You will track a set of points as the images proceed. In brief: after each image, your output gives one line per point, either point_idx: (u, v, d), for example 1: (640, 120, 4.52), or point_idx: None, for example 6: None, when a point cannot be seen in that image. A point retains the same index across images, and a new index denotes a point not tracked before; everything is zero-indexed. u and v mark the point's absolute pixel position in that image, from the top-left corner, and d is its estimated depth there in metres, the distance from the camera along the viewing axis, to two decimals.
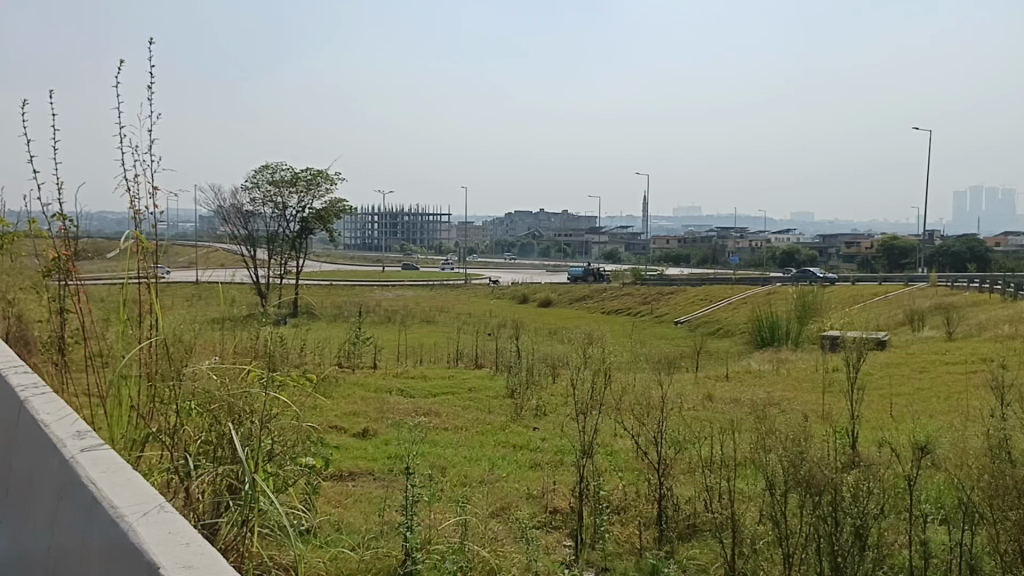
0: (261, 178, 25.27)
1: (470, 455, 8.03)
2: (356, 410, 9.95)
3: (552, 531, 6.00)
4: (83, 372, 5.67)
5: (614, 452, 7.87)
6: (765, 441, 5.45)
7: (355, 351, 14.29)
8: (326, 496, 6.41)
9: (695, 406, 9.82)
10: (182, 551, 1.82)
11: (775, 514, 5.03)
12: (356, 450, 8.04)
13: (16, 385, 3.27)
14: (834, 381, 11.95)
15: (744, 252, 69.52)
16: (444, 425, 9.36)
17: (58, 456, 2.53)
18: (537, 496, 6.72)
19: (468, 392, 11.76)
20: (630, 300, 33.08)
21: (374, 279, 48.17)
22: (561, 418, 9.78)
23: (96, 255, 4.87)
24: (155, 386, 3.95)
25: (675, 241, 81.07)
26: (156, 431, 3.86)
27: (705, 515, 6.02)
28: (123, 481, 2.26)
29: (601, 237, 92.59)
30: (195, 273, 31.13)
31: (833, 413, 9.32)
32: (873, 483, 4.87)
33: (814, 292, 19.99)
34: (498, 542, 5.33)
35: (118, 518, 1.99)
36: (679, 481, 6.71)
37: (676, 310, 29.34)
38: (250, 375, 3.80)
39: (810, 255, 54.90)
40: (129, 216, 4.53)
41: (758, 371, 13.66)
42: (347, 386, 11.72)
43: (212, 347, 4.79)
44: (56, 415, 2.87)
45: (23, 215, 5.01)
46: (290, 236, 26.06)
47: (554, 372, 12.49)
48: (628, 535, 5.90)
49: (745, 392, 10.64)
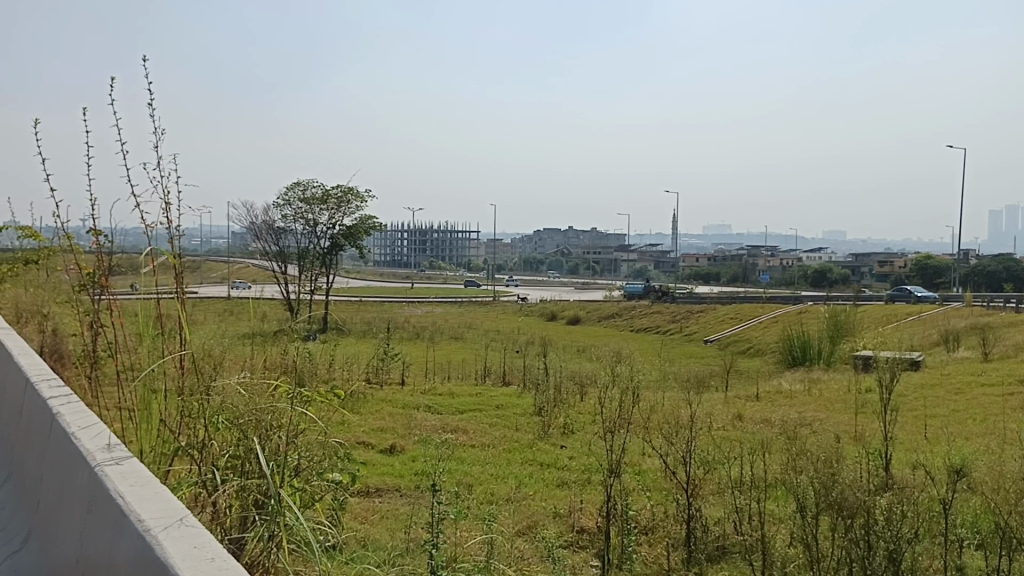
0: (293, 196, 25.63)
1: (496, 472, 8.01)
2: (383, 426, 9.98)
3: (579, 551, 5.95)
4: (115, 385, 5.73)
5: (642, 472, 7.80)
6: (796, 462, 5.39)
7: (383, 367, 14.37)
8: (353, 511, 6.41)
9: (724, 426, 9.72)
10: (206, 565, 1.81)
11: (806, 537, 4.96)
12: (383, 466, 8.05)
13: (49, 397, 3.31)
14: (867, 402, 11.77)
15: (775, 271, 68.95)
16: (471, 442, 9.35)
17: (87, 468, 2.55)
18: (564, 515, 6.67)
19: (496, 409, 11.75)
20: (659, 318, 32.91)
21: (404, 296, 48.47)
22: (589, 436, 9.73)
23: (127, 271, 4.92)
24: (183, 399, 3.98)
25: (704, 259, 80.60)
26: (185, 444, 3.88)
27: (735, 537, 5.94)
28: (150, 495, 2.27)
29: (631, 256, 92.33)
30: (227, 289, 31.47)
31: (865, 435, 9.18)
32: (908, 507, 4.76)
33: (846, 311, 19.76)
34: (525, 561, 5.30)
35: (144, 532, 2.00)
36: (708, 502, 6.63)
37: (706, 328, 29.12)
38: (278, 390, 3.81)
39: (842, 273, 54.31)
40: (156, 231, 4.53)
41: (789, 390, 13.50)
42: (375, 402, 11.76)
43: (242, 361, 4.81)
44: (87, 429, 2.90)
45: (60, 230, 5.07)
46: (320, 252, 26.28)
47: (582, 391, 12.45)
48: (656, 555, 5.83)
49: (776, 413, 10.51)
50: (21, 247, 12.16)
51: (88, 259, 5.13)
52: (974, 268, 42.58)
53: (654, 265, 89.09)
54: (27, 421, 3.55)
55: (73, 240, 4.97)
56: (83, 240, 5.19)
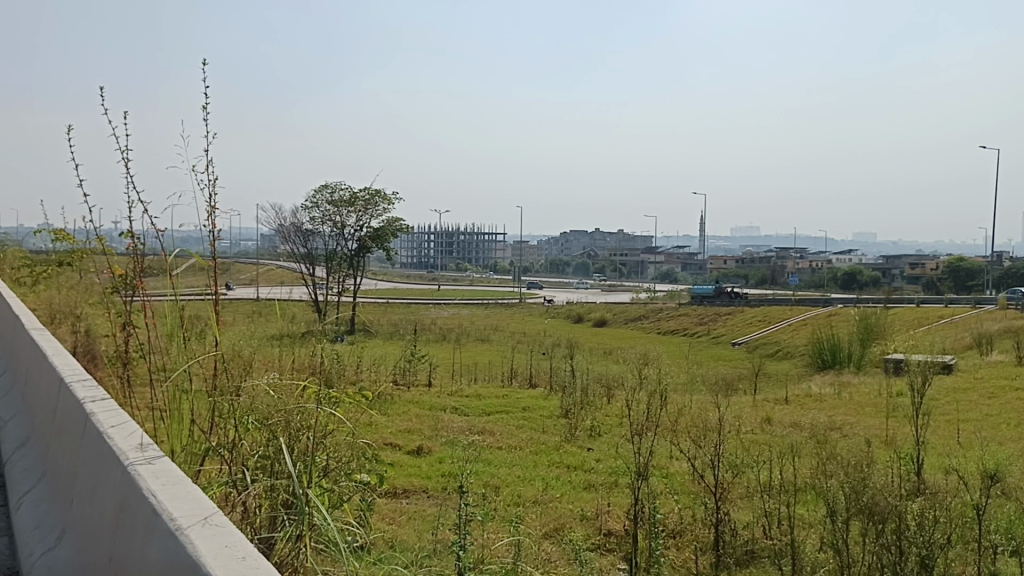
0: (321, 198, 25.75)
1: (523, 475, 8.00)
2: (410, 428, 10.01)
3: (606, 554, 5.94)
4: (147, 385, 5.78)
5: (670, 475, 7.76)
6: (826, 467, 5.36)
7: (410, 369, 14.42)
8: (381, 512, 6.44)
9: (754, 429, 9.65)
10: (237, 565, 1.82)
11: (837, 542, 4.92)
12: (410, 467, 8.09)
13: (83, 398, 3.35)
14: (898, 406, 11.63)
15: (804, 273, 68.28)
16: (498, 444, 9.36)
17: (120, 467, 2.58)
18: (591, 518, 6.66)
19: (522, 411, 11.75)
20: (686, 320, 32.74)
21: (431, 298, 48.68)
22: (617, 439, 9.70)
23: (159, 273, 4.94)
24: (214, 399, 4.03)
25: (732, 261, 79.96)
26: (215, 445, 3.92)
27: (764, 542, 5.88)
28: (182, 495, 2.29)
29: (658, 258, 91.94)
30: (255, 290, 31.69)
31: (896, 439, 9.05)
32: (941, 512, 4.70)
33: (877, 314, 19.54)
34: (552, 563, 5.31)
35: (176, 531, 2.02)
36: (737, 506, 6.58)
37: (734, 330, 28.92)
38: (306, 392, 3.84)
39: (873, 275, 53.67)
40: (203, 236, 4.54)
41: (819, 394, 13.35)
42: (402, 403, 11.81)
43: (271, 363, 4.82)
44: (120, 428, 2.93)
45: (93, 233, 5.13)
46: (347, 255, 26.51)
47: (608, 394, 12.42)
48: (684, 559, 5.80)
49: (805, 416, 10.41)
50: (54, 249, 12.37)
51: (121, 260, 5.16)
52: (1008, 270, 41.95)
53: (682, 266, 88.72)
54: (62, 420, 3.61)
55: (106, 243, 5.03)
56: (115, 242, 5.25)
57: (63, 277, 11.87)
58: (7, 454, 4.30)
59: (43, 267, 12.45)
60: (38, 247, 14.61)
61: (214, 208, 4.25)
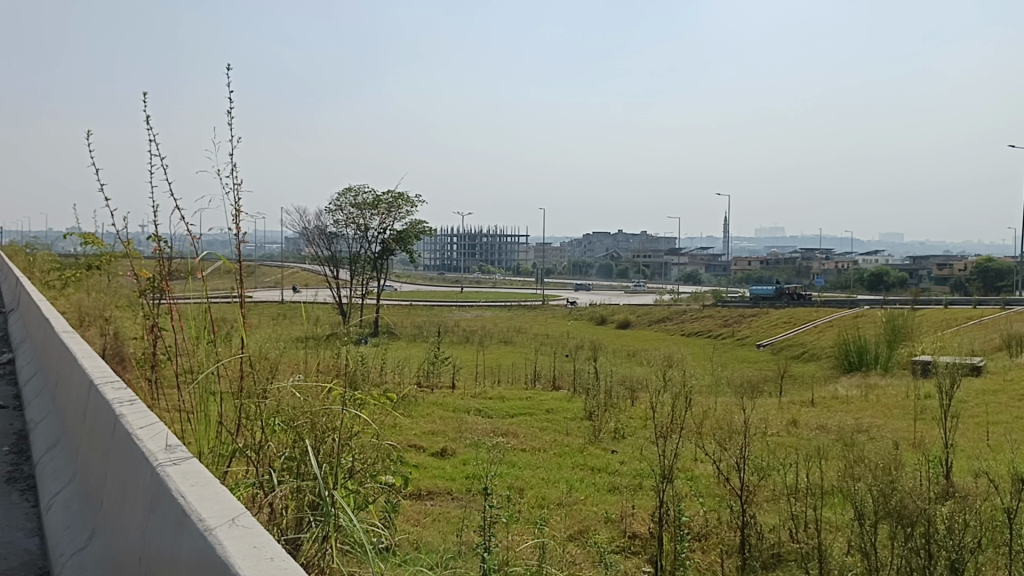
0: (345, 202, 25.83)
1: (547, 477, 7.99)
2: (434, 429, 10.05)
3: (631, 556, 5.93)
4: (175, 387, 5.84)
5: (695, 477, 7.72)
6: (853, 469, 5.33)
7: (434, 371, 14.46)
8: (406, 513, 6.49)
9: (780, 432, 9.61)
10: (266, 565, 1.83)
11: (865, 546, 4.88)
12: (434, 469, 8.11)
13: (113, 400, 3.39)
14: (926, 408, 11.52)
15: (829, 274, 67.70)
16: (522, 446, 9.36)
17: (149, 468, 2.61)
18: (616, 520, 6.64)
19: (546, 413, 11.74)
20: (710, 322, 32.58)
21: (453, 300, 48.76)
22: (642, 441, 9.66)
23: (186, 276, 4.99)
24: (241, 401, 4.06)
25: (756, 262, 79.46)
26: (243, 446, 3.96)
27: (791, 545, 5.81)
28: (210, 495, 2.31)
29: (681, 259, 91.58)
30: (279, 293, 31.87)
31: (925, 442, 8.94)
32: (971, 516, 4.64)
33: (905, 315, 19.31)
34: (576, 565, 5.30)
35: (205, 531, 2.04)
36: (763, 509, 6.53)
37: (759, 333, 28.70)
38: (331, 394, 3.87)
39: (899, 276, 53.12)
40: (230, 240, 4.57)
41: (846, 396, 13.26)
42: (426, 405, 11.84)
43: (296, 364, 4.87)
44: (148, 428, 2.98)
45: (120, 236, 5.19)
46: (371, 257, 26.66)
47: (632, 396, 12.37)
48: (709, 563, 5.79)
49: (832, 419, 10.33)
50: (82, 253, 12.53)
51: (148, 262, 5.22)
52: None
53: (706, 269, 88.38)
54: (91, 421, 3.66)
55: (133, 246, 5.09)
56: (142, 246, 5.31)
57: (91, 280, 12.04)
58: (38, 456, 4.38)
59: (71, 270, 12.62)
60: (66, 251, 14.78)
61: (239, 211, 4.28)
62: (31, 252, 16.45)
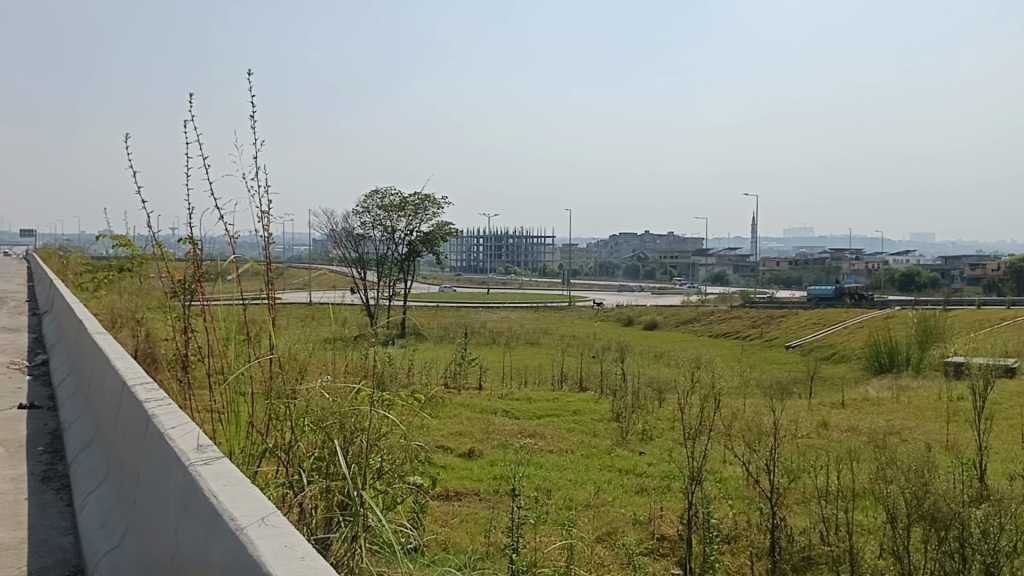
0: (372, 203, 26.05)
1: (575, 479, 7.97)
2: (462, 430, 10.08)
3: (660, 559, 5.91)
4: (206, 387, 5.90)
5: (723, 479, 7.69)
6: (885, 472, 5.26)
7: (461, 372, 14.49)
8: (433, 513, 6.51)
9: (810, 433, 9.54)
10: (298, 564, 1.84)
11: (898, 550, 4.82)
12: (462, 470, 8.13)
13: (146, 400, 3.43)
14: (959, 410, 11.41)
15: (859, 274, 67.01)
16: (550, 447, 9.36)
17: (181, 467, 2.64)
18: (644, 522, 6.62)
19: (573, 414, 11.75)
20: (739, 323, 32.37)
21: (480, 301, 48.81)
22: (669, 443, 9.60)
23: (217, 278, 5.05)
24: (271, 402, 4.10)
25: (784, 262, 78.86)
26: (274, 447, 3.98)
27: (821, 548, 5.74)
28: (242, 495, 2.33)
29: (709, 260, 91.11)
30: (308, 295, 32.09)
31: (958, 444, 8.81)
32: (1007, 519, 4.56)
33: (938, 316, 19.06)
34: (605, 567, 5.29)
35: (237, 531, 2.06)
36: (793, 511, 6.47)
37: (789, 334, 28.48)
38: (359, 394, 3.88)
39: (932, 276, 52.46)
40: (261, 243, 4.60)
41: (877, 397, 13.15)
42: (454, 406, 11.86)
43: (325, 365, 4.89)
44: (180, 429, 3.01)
45: (152, 240, 5.25)
46: (398, 258, 26.79)
47: (660, 398, 12.33)
48: (740, 565, 5.77)
49: (863, 421, 10.25)
50: (114, 255, 12.69)
51: (180, 265, 5.27)
52: None
53: (734, 270, 87.92)
54: (124, 421, 3.70)
55: (165, 249, 5.15)
56: (174, 249, 5.38)
57: (123, 282, 12.22)
58: (72, 454, 4.45)
59: (104, 272, 12.79)
60: (98, 254, 14.98)
61: (268, 214, 4.31)
62: (64, 255, 16.69)
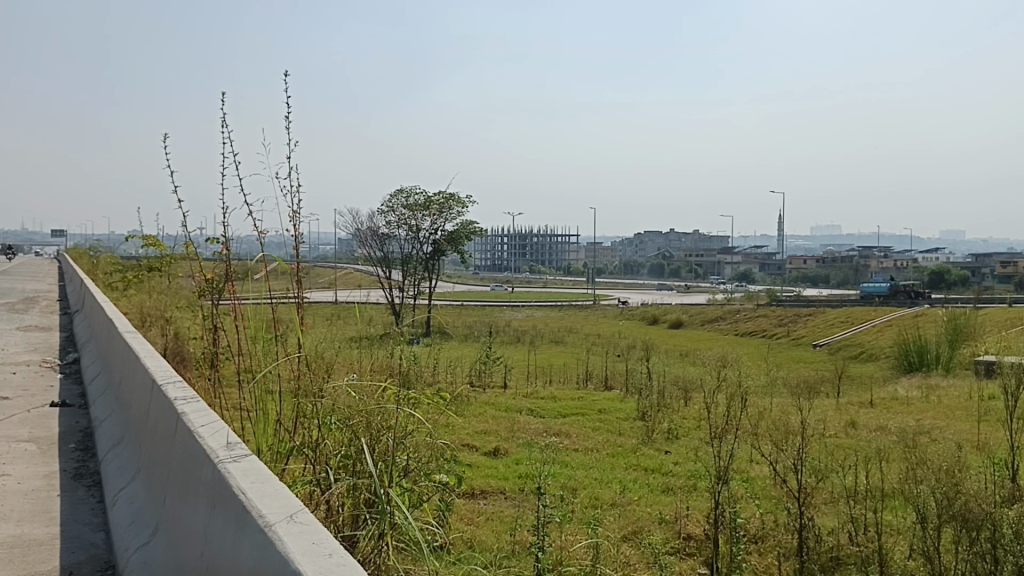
0: (396, 203, 26.05)
1: (600, 477, 7.96)
2: (486, 429, 10.08)
3: (686, 558, 5.88)
4: (236, 385, 5.94)
5: (750, 479, 7.63)
6: (915, 471, 5.20)
7: (485, 371, 14.48)
8: (460, 512, 6.51)
9: (838, 433, 9.44)
10: (326, 561, 1.86)
11: (928, 550, 4.76)
12: (487, 468, 8.12)
13: (176, 398, 3.46)
14: (990, 409, 11.24)
15: (889, 272, 66.14)
16: (575, 446, 9.33)
17: (210, 465, 2.66)
18: (670, 521, 6.59)
19: (599, 413, 11.69)
20: (765, 322, 32.11)
21: (504, 299, 48.78)
22: (695, 442, 9.55)
23: (245, 278, 5.08)
24: (298, 399, 4.12)
25: (811, 260, 78.13)
26: (301, 445, 4.00)
27: (849, 548, 5.69)
28: (270, 492, 2.35)
29: (735, 258, 90.45)
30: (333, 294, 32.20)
31: (989, 443, 8.68)
32: None
33: (968, 314, 18.78)
34: (631, 566, 5.29)
35: (265, 527, 2.08)
36: (821, 511, 6.42)
37: (816, 332, 28.21)
38: (384, 392, 3.90)
39: (962, 274, 51.70)
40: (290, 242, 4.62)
41: (905, 396, 12.96)
42: (478, 405, 11.85)
43: (351, 364, 4.91)
44: (209, 428, 3.02)
45: (180, 239, 5.29)
46: (423, 257, 26.83)
47: (686, 397, 12.25)
48: (767, 565, 5.73)
49: (892, 420, 10.14)
50: (142, 255, 12.80)
51: (208, 264, 5.30)
52: None
53: (761, 268, 87.22)
54: (155, 417, 3.75)
55: (194, 249, 5.19)
56: (203, 249, 5.42)
57: (151, 282, 12.32)
58: (103, 452, 4.51)
59: (133, 272, 12.91)
60: (126, 254, 15.13)
61: (296, 213, 4.34)
62: (93, 254, 16.87)
